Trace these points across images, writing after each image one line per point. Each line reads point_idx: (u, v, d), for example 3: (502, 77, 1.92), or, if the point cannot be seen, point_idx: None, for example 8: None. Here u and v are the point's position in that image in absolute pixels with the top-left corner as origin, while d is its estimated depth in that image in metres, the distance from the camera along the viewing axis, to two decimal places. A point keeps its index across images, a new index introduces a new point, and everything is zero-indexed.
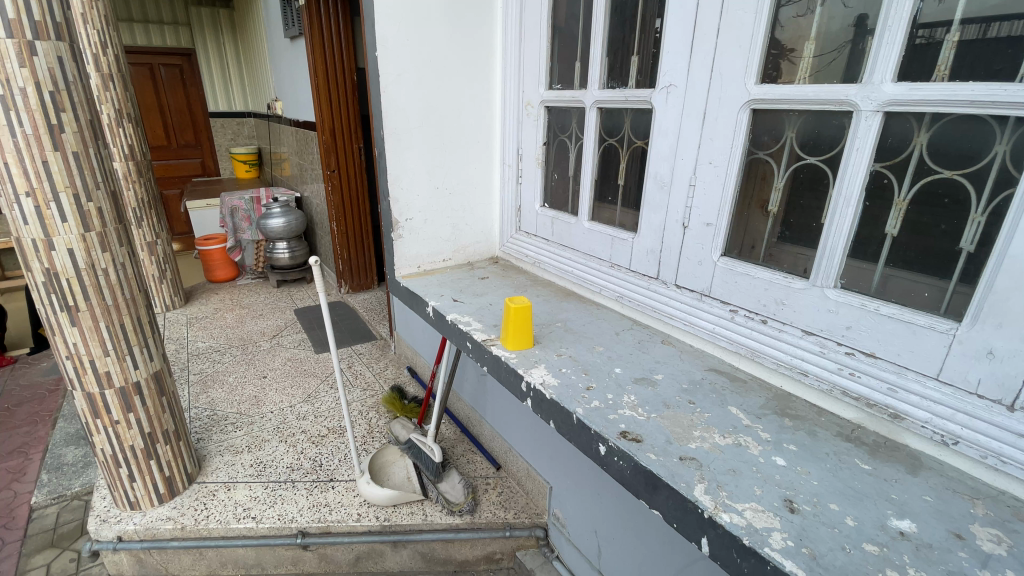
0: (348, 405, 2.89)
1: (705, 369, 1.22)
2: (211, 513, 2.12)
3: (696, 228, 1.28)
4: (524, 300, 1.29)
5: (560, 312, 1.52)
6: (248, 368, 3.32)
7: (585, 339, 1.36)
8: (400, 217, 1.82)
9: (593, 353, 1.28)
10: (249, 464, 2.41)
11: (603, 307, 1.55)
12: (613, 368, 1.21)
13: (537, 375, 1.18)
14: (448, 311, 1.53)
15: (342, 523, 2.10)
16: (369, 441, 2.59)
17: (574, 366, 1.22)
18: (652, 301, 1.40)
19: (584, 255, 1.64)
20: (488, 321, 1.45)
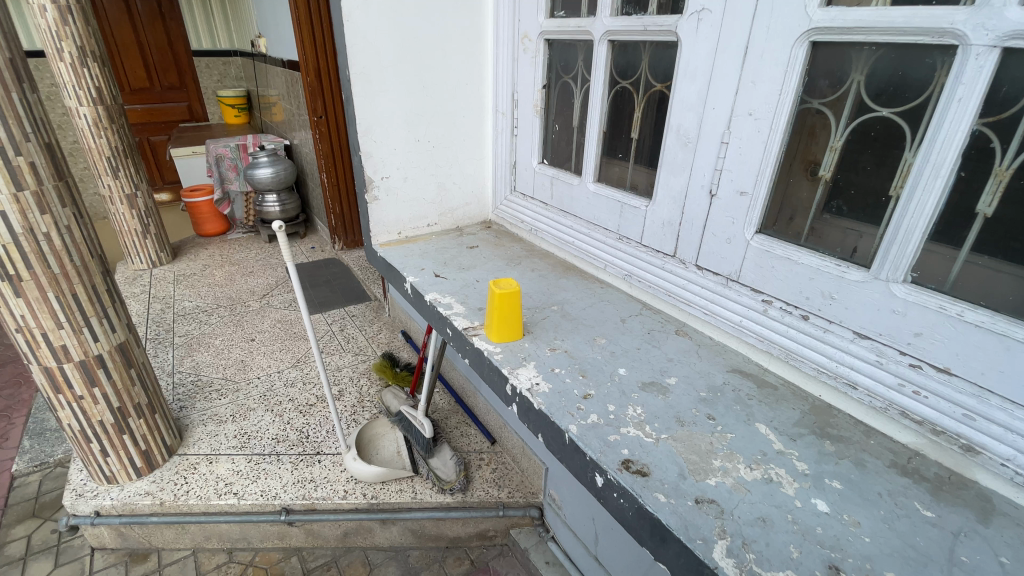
0: (338, 371, 2.76)
1: (728, 370, 1.01)
2: (192, 488, 2.04)
3: (726, 197, 1.02)
4: (511, 287, 1.06)
5: (557, 293, 1.31)
6: (237, 330, 3.18)
7: (585, 328, 1.15)
8: (373, 175, 1.56)
9: (593, 347, 1.08)
10: (233, 435, 2.31)
11: (608, 287, 1.33)
12: (617, 369, 1.00)
13: (524, 377, 0.98)
14: (427, 291, 1.32)
15: (327, 501, 2.00)
16: (358, 411, 2.47)
17: (568, 365, 1.01)
18: (665, 283, 1.17)
19: (587, 223, 1.40)
20: (473, 304, 1.24)
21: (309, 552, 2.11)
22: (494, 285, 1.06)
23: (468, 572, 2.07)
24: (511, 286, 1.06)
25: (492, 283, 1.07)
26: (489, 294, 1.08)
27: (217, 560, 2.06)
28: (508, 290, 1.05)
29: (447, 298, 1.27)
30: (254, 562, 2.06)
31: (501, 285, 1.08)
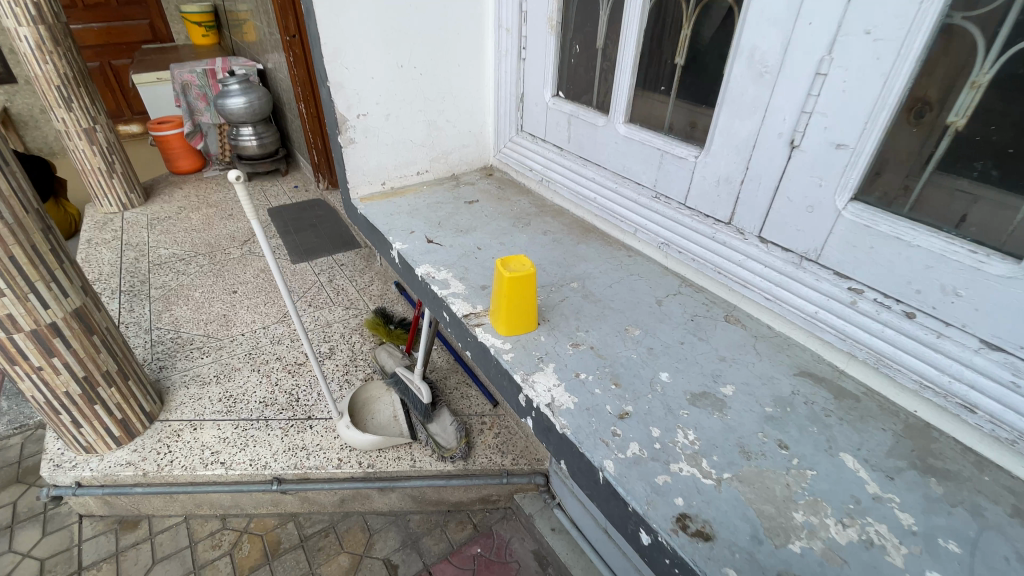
0: (328, 328, 2.58)
1: (796, 374, 0.81)
2: (176, 457, 1.92)
3: (813, 151, 0.77)
4: (521, 274, 0.81)
5: (577, 265, 1.07)
6: (217, 281, 2.95)
7: (614, 314, 0.93)
8: (347, 112, 1.26)
9: (626, 342, 0.86)
10: (218, 399, 2.17)
11: (637, 258, 1.09)
12: (658, 374, 0.80)
13: (543, 387, 0.77)
14: (419, 262, 1.08)
15: (321, 470, 1.89)
16: (351, 371, 2.31)
17: (597, 368, 0.80)
18: (715, 257, 0.94)
19: (613, 174, 1.14)
20: (475, 282, 1.01)
21: (306, 517, 2.03)
22: (500, 268, 0.82)
23: (472, 537, 2.01)
24: (522, 271, 0.82)
25: (499, 264, 0.84)
26: (495, 277, 0.85)
27: (210, 528, 1.97)
28: (517, 277, 0.81)
29: (444, 273, 1.04)
30: (249, 529, 1.98)
31: (511, 267, 0.83)
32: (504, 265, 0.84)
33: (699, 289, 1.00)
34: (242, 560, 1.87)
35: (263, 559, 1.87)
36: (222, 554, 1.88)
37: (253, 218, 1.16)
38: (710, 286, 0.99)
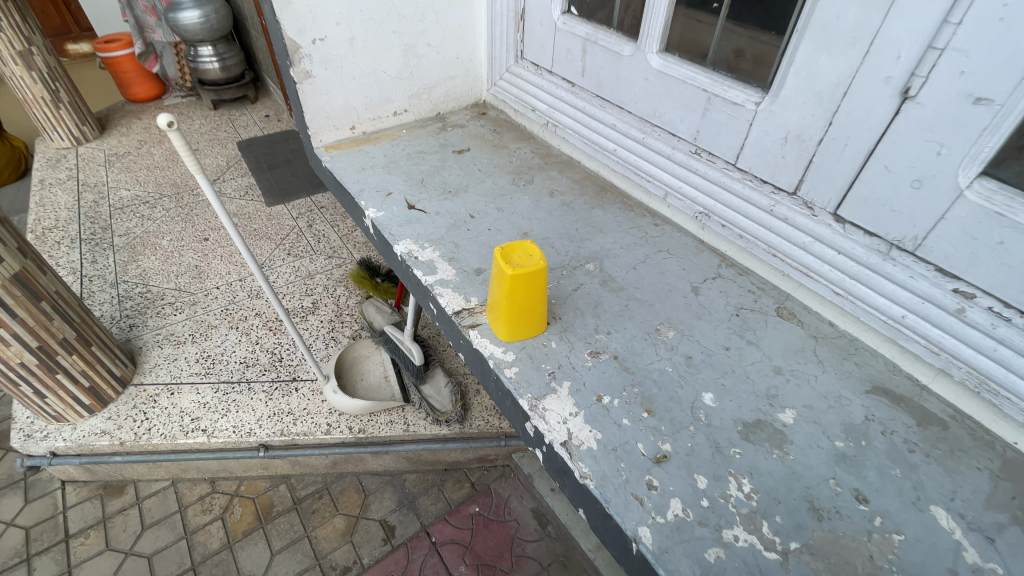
0: (311, 280, 2.39)
1: (868, 394, 0.66)
2: (154, 425, 1.81)
3: (937, 104, 0.56)
4: (531, 272, 0.62)
5: (594, 240, 0.87)
6: (186, 228, 2.70)
7: (641, 310, 0.75)
8: (301, 39, 1.00)
9: (658, 351, 0.69)
10: (195, 360, 2.02)
11: (666, 230, 0.90)
12: (700, 397, 0.63)
13: (556, 419, 0.60)
14: (399, 238, 0.88)
15: (309, 437, 1.80)
16: (336, 328, 2.16)
17: (624, 390, 0.64)
18: (770, 236, 0.75)
19: (640, 120, 0.90)
20: (468, 266, 0.82)
21: (298, 479, 1.96)
22: (503, 265, 0.63)
23: (470, 496, 1.97)
24: (532, 267, 0.63)
25: (500, 259, 0.64)
26: (495, 273, 0.65)
27: (199, 491, 1.90)
28: (527, 276, 0.62)
29: (430, 254, 0.84)
30: (239, 492, 1.92)
31: (517, 261, 0.64)
32: (506, 260, 0.64)
33: (744, 273, 0.82)
34: (235, 524, 1.82)
35: (256, 523, 1.83)
36: (214, 519, 1.83)
37: (197, 176, 0.93)
38: (758, 268, 0.81)
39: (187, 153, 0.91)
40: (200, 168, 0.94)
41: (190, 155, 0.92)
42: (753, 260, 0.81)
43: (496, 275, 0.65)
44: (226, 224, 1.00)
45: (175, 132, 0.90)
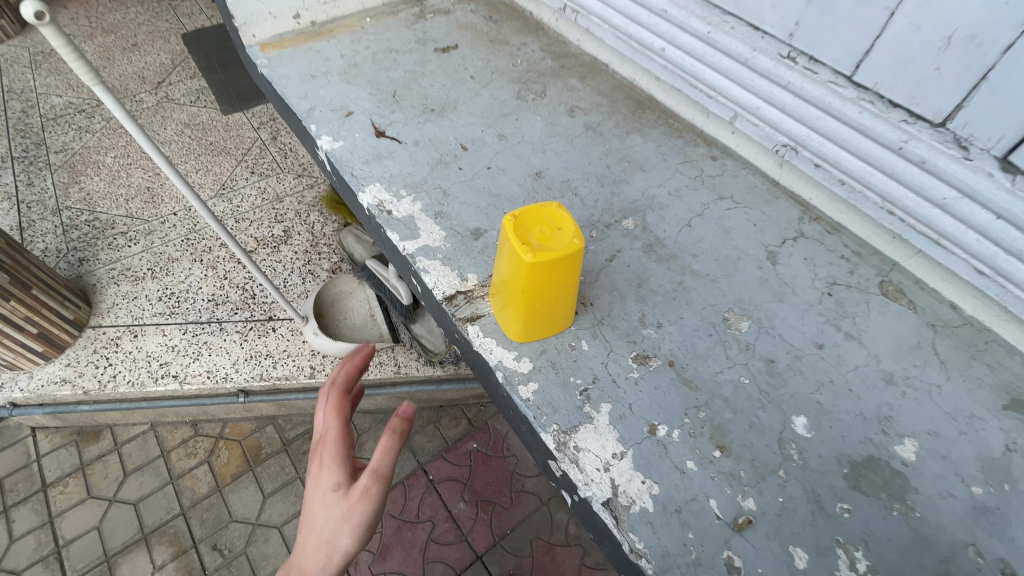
0: (281, 204, 2.11)
1: (973, 431, 0.67)
2: (119, 372, 1.67)
3: None
4: (561, 256, 0.57)
5: (625, 192, 0.93)
6: (133, 142, 2.34)
7: (708, 287, 0.80)
8: None
9: (719, 360, 0.72)
10: (157, 297, 1.82)
11: (740, 174, 0.96)
12: (794, 428, 0.66)
13: (594, 467, 0.63)
14: (367, 185, 0.92)
15: (291, 382, 1.67)
16: (314, 260, 1.94)
17: (689, 421, 0.67)
18: (879, 173, 0.77)
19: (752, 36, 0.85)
20: (460, 228, 0.86)
21: (286, 420, 1.86)
22: (523, 255, 0.56)
23: (467, 432, 1.90)
24: (560, 249, 0.57)
25: (518, 244, 0.57)
26: (511, 258, 0.59)
27: (181, 435, 1.81)
28: (556, 260, 0.57)
29: (405, 212, 0.88)
30: (224, 435, 1.82)
31: (540, 243, 0.58)
32: (525, 243, 0.58)
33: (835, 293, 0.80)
34: (222, 467, 1.75)
35: (245, 466, 1.76)
36: (199, 463, 1.76)
37: (90, 83, 0.75)
38: (854, 227, 0.87)
39: (70, 55, 0.70)
40: (95, 76, 0.75)
41: (74, 54, 0.71)
42: (847, 217, 0.87)
43: (513, 262, 0.58)
44: (129, 128, 0.85)
45: (48, 28, 0.66)
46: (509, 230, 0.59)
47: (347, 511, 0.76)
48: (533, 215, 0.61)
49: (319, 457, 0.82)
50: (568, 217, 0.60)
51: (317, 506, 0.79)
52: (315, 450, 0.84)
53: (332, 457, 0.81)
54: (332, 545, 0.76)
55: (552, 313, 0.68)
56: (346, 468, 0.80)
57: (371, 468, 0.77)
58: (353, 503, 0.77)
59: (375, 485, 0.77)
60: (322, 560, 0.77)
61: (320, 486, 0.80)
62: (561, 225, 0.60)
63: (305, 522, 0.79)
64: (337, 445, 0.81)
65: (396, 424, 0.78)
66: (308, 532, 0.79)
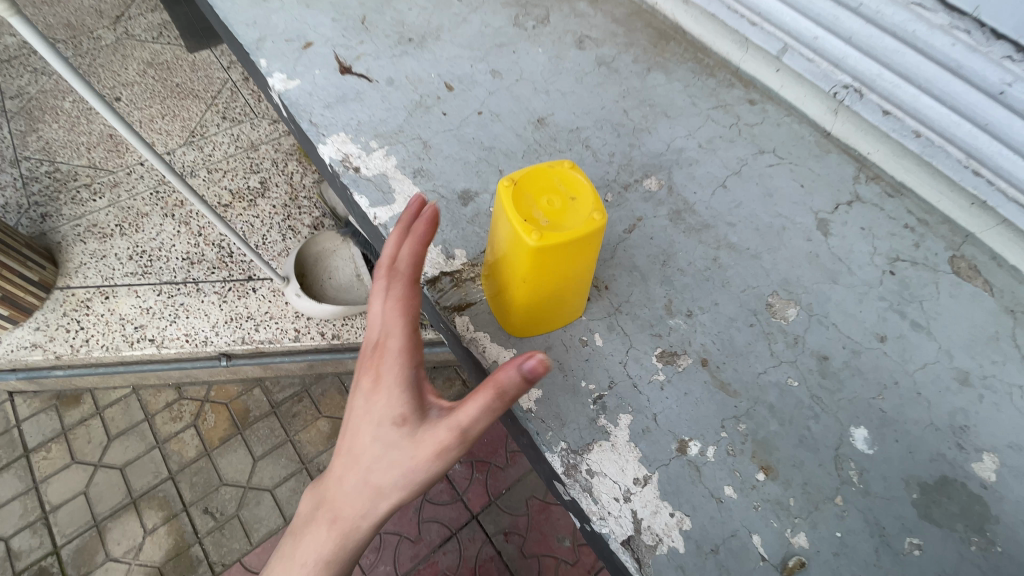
0: (257, 153, 1.95)
1: None
2: (92, 336, 1.58)
3: None
4: (568, 239, 0.52)
5: (645, 143, 0.87)
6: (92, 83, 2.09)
7: (747, 263, 0.77)
8: None
9: (761, 358, 0.70)
10: (127, 256, 1.70)
11: (784, 122, 0.88)
12: (854, 437, 0.65)
13: (609, 496, 0.63)
14: (330, 134, 0.86)
15: (275, 345, 1.59)
16: (293, 215, 1.81)
17: (726, 435, 0.65)
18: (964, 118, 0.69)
19: None
20: (448, 194, 0.81)
21: (273, 382, 1.77)
22: (524, 235, 0.51)
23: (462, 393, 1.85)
24: (568, 230, 0.52)
25: (520, 221, 0.52)
26: (511, 236, 0.54)
27: (165, 398, 1.74)
28: (562, 243, 0.52)
29: (374, 172, 0.83)
30: (210, 398, 1.75)
31: (548, 221, 0.53)
32: (529, 221, 0.52)
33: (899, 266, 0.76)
34: (209, 431, 1.70)
35: (233, 430, 1.70)
36: (186, 427, 1.70)
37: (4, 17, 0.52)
38: (920, 189, 0.79)
39: None
40: (10, 5, 0.53)
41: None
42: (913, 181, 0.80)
43: (514, 241, 0.53)
44: (63, 75, 0.63)
45: None
46: (511, 203, 0.53)
47: (407, 462, 0.53)
48: (542, 185, 0.55)
49: (378, 368, 0.58)
50: (584, 189, 0.54)
51: (364, 436, 0.56)
52: (372, 357, 0.59)
53: (394, 376, 0.56)
54: (375, 497, 0.54)
55: (556, 299, 0.63)
56: (414, 397, 0.56)
57: (456, 423, 0.52)
58: (418, 454, 0.53)
59: (453, 445, 0.52)
60: (358, 508, 0.55)
61: (372, 411, 0.56)
62: (575, 199, 0.54)
63: (345, 448, 0.56)
64: (405, 360, 0.56)
65: (506, 380, 0.49)
66: (346, 463, 0.57)
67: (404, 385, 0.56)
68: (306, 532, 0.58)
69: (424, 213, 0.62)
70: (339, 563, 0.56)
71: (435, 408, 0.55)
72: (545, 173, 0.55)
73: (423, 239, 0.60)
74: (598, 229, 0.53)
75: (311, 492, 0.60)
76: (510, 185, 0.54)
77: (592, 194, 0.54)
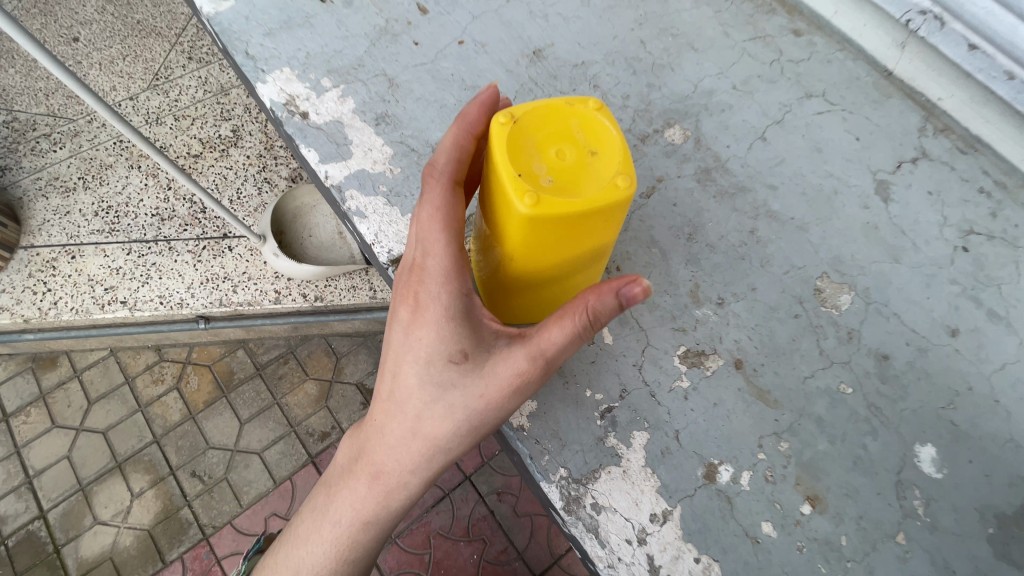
0: (228, 98, 1.78)
1: None
2: (60, 298, 1.49)
3: None
4: (570, 211, 0.42)
5: (668, 83, 0.79)
6: (47, 23, 1.87)
7: (791, 235, 0.71)
8: None
9: (808, 359, 0.65)
10: (93, 211, 1.58)
11: (835, 59, 0.80)
12: (921, 454, 0.60)
13: (619, 540, 0.61)
14: (271, 70, 0.81)
15: (254, 308, 1.50)
16: (269, 167, 1.68)
17: (765, 458, 0.62)
18: None
19: None
20: (420, 146, 0.77)
21: (258, 343, 1.70)
22: (516, 197, 0.42)
23: None
24: (573, 199, 0.43)
25: (515, 177, 0.43)
26: (500, 196, 0.45)
27: (145, 361, 1.67)
28: (560, 216, 0.43)
29: (325, 119, 0.78)
30: (192, 360, 1.68)
31: (552, 184, 0.43)
32: (527, 178, 0.43)
33: (976, 244, 0.68)
34: (193, 395, 1.65)
35: (218, 393, 1.65)
36: (169, 390, 1.65)
37: None
38: (1000, 145, 0.71)
39: None
40: None
41: None
42: (996, 134, 0.71)
43: (503, 200, 0.44)
44: None
45: None
46: (508, 151, 0.44)
47: (474, 396, 0.56)
48: (552, 135, 0.45)
49: (423, 299, 0.55)
50: (605, 149, 0.44)
51: (417, 370, 0.56)
52: (410, 282, 0.57)
53: (440, 308, 0.55)
54: (446, 424, 0.57)
55: (556, 278, 0.55)
56: (473, 329, 0.55)
57: (535, 351, 0.55)
58: (487, 385, 0.56)
59: (536, 371, 0.56)
60: (422, 439, 0.59)
61: (421, 342, 0.56)
62: (592, 159, 0.44)
63: (401, 383, 0.58)
64: (449, 288, 0.54)
65: (603, 309, 0.51)
66: (409, 395, 0.58)
67: (452, 318, 0.55)
68: (377, 454, 0.62)
69: (476, 103, 0.57)
70: (400, 491, 0.63)
71: (502, 336, 0.56)
72: (560, 120, 0.46)
73: (470, 130, 0.56)
74: (611, 205, 0.43)
75: (369, 420, 0.64)
76: (512, 126, 0.45)
77: (614, 160, 0.44)
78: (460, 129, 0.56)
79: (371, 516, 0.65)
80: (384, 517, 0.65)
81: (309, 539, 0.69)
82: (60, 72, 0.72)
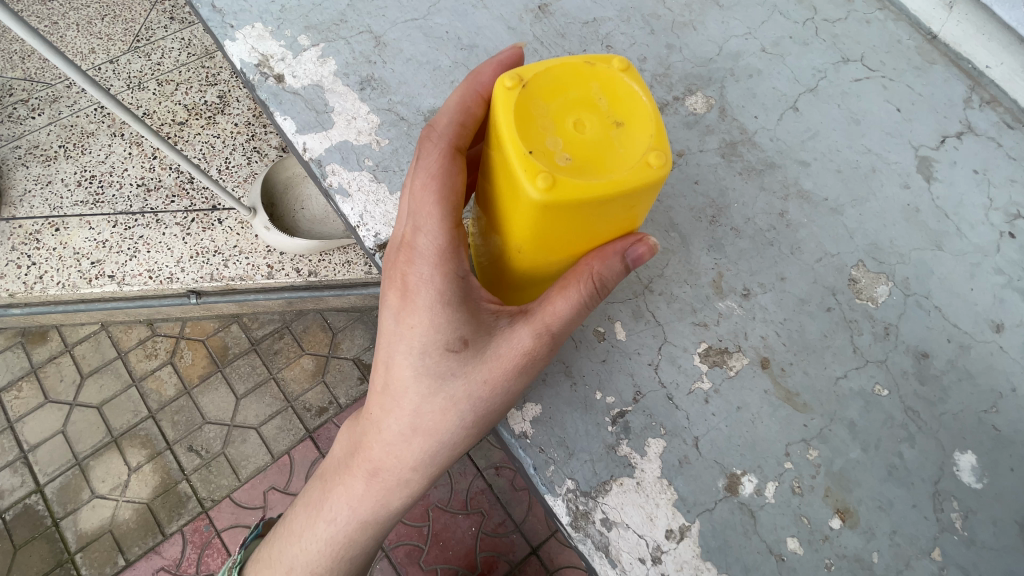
0: (213, 62, 1.69)
1: None
2: (46, 271, 1.44)
3: None
4: (586, 195, 0.38)
5: (690, 44, 0.74)
6: None
7: (824, 218, 0.67)
8: None
9: (840, 357, 0.63)
10: (76, 182, 1.52)
11: (874, 19, 0.75)
12: (962, 462, 0.59)
13: (631, 559, 0.58)
14: (241, 27, 0.76)
15: (246, 283, 1.46)
16: (259, 136, 1.61)
17: (792, 466, 0.60)
18: None
19: None
20: (410, 114, 0.72)
21: (252, 317, 1.68)
22: (527, 177, 0.38)
23: None
24: (593, 180, 0.38)
25: (525, 154, 0.39)
26: (507, 176, 0.41)
27: (138, 335, 1.64)
28: (574, 200, 0.39)
29: (303, 83, 0.73)
30: (185, 335, 1.66)
31: (570, 162, 0.39)
32: (539, 156, 0.39)
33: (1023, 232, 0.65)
34: (188, 369, 1.63)
35: (213, 367, 1.63)
36: (162, 365, 1.62)
37: None
38: None
39: None
40: None
41: None
42: None
43: (512, 181, 0.40)
44: None
45: None
46: (517, 124, 0.39)
47: (477, 383, 0.53)
48: (570, 104, 0.41)
49: (414, 283, 0.52)
50: (632, 120, 0.40)
51: (412, 361, 0.54)
52: (399, 267, 0.53)
53: (433, 294, 0.51)
54: (449, 417, 0.55)
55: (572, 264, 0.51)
56: (471, 313, 0.52)
57: (541, 326, 0.52)
58: (490, 370, 0.53)
59: (543, 347, 0.53)
60: (424, 435, 0.56)
61: (413, 330, 0.53)
62: (611, 135, 0.40)
63: (398, 375, 0.55)
64: (443, 270, 0.51)
65: (609, 275, 0.48)
66: (404, 388, 0.55)
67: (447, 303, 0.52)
68: (374, 449, 0.60)
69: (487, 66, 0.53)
70: (401, 487, 0.61)
71: (503, 318, 0.53)
72: (575, 88, 0.41)
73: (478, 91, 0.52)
74: (637, 186, 0.39)
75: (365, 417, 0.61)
76: (521, 92, 0.40)
77: (635, 139, 0.40)
78: (461, 93, 0.52)
79: (370, 513, 0.63)
80: (386, 511, 0.63)
81: (309, 537, 0.67)
82: (31, 38, 0.65)
